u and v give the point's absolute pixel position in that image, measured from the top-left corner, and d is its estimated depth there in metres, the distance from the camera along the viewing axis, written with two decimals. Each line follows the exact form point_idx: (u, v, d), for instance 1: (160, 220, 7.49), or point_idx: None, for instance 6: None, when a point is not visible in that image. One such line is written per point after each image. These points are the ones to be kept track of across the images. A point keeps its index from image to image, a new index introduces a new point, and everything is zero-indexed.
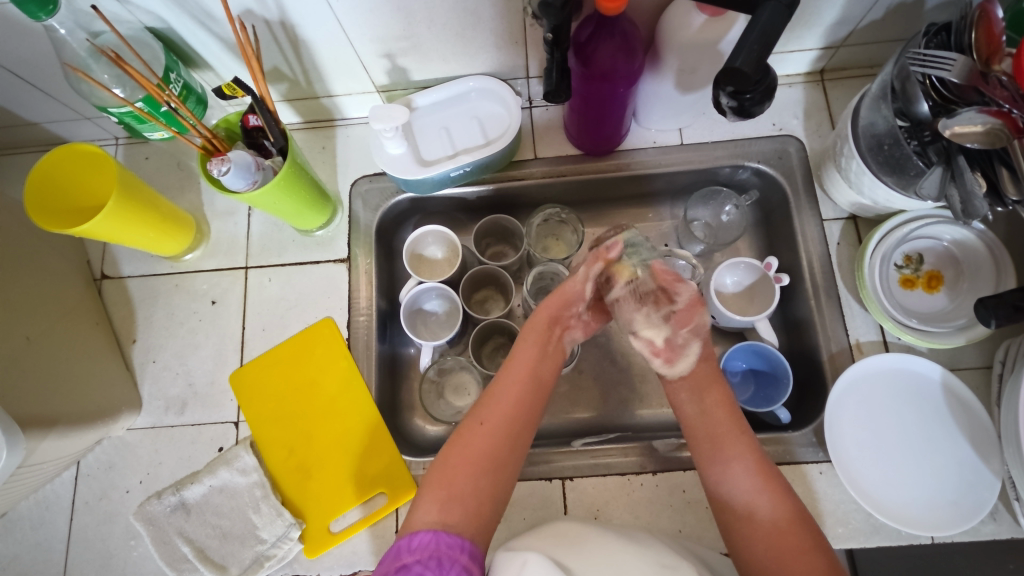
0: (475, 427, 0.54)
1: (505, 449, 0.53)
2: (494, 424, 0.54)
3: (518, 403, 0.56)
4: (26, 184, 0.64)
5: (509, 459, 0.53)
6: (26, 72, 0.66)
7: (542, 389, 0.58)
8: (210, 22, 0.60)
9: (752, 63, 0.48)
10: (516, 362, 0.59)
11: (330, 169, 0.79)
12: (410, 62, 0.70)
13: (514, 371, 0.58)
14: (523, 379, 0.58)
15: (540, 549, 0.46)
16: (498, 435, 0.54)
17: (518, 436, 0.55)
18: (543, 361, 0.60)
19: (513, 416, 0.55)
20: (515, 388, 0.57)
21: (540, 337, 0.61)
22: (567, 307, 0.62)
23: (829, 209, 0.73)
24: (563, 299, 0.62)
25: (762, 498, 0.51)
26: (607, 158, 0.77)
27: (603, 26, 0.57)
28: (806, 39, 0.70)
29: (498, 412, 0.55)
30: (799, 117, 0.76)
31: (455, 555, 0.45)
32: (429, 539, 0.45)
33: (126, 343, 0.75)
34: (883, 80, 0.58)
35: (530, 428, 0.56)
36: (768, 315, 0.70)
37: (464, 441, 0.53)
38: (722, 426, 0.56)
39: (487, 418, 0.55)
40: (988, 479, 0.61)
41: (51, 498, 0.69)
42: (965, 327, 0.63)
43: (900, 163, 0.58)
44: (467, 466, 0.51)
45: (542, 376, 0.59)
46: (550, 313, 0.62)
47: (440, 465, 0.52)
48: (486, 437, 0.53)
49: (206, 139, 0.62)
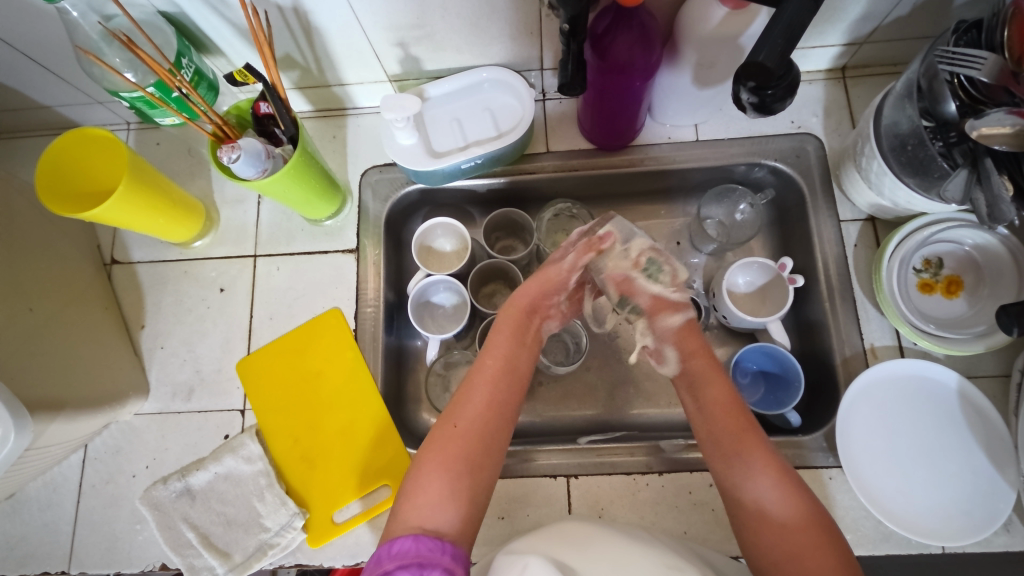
0: (449, 429, 0.53)
1: (481, 449, 0.52)
2: (468, 424, 0.53)
3: (493, 400, 0.55)
4: (35, 176, 0.64)
5: (486, 459, 0.51)
6: (39, 55, 0.66)
7: (518, 385, 0.57)
8: (222, 7, 0.59)
9: (776, 57, 0.47)
10: (491, 358, 0.58)
11: (340, 158, 0.79)
12: (423, 51, 0.69)
13: (488, 368, 0.57)
14: (497, 377, 0.56)
15: (542, 549, 0.45)
16: (472, 434, 0.52)
17: (493, 437, 0.53)
18: (516, 356, 0.58)
19: (487, 416, 0.53)
20: (489, 386, 0.55)
21: (515, 332, 0.60)
22: (546, 296, 0.63)
23: (847, 209, 0.72)
24: (544, 286, 0.63)
25: (777, 501, 0.49)
26: (621, 153, 0.76)
27: (622, 18, 0.56)
28: (829, 35, 0.68)
29: (474, 410, 0.54)
30: (818, 115, 0.75)
31: (437, 557, 0.43)
32: (410, 545, 0.44)
33: (135, 328, 0.75)
34: (908, 77, 0.56)
35: (507, 425, 0.54)
36: (781, 317, 0.69)
37: (439, 445, 0.52)
38: (733, 426, 0.54)
39: (461, 419, 0.53)
40: (1004, 490, 0.60)
41: (59, 480, 0.70)
42: (984, 335, 0.62)
43: (924, 165, 0.57)
44: (442, 471, 0.50)
45: (513, 372, 0.57)
46: (526, 302, 0.62)
47: (417, 472, 0.50)
48: (459, 439, 0.52)
49: (217, 126, 0.62)
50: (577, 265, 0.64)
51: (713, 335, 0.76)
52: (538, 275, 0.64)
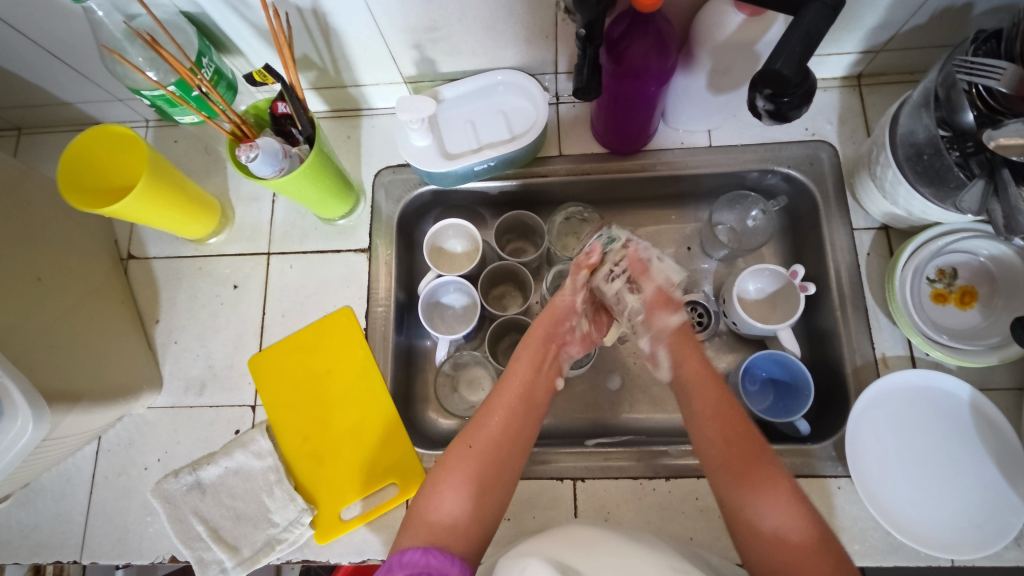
0: (462, 449, 0.54)
1: (493, 471, 0.53)
2: (482, 447, 0.54)
3: (508, 423, 0.56)
4: (58, 179, 0.65)
5: (497, 483, 0.53)
6: (62, 52, 0.67)
7: (535, 410, 0.58)
8: (244, 8, 0.60)
9: (793, 65, 0.46)
10: (509, 384, 0.59)
11: (354, 158, 0.80)
12: (439, 53, 0.70)
13: (504, 394, 0.58)
14: (514, 400, 0.58)
15: (545, 552, 0.45)
16: (486, 458, 0.53)
17: (505, 463, 0.54)
18: (535, 382, 0.60)
19: (501, 440, 0.55)
20: (505, 410, 0.57)
21: (534, 356, 0.61)
22: (561, 325, 0.64)
23: (860, 218, 0.71)
24: (554, 317, 0.64)
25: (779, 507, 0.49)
26: (633, 157, 0.76)
27: (638, 23, 0.56)
28: (845, 43, 0.68)
29: (488, 433, 0.55)
30: (832, 122, 0.74)
31: (446, 568, 0.44)
32: (419, 557, 0.44)
33: (150, 323, 0.76)
34: (926, 87, 0.56)
35: (523, 448, 0.56)
36: (791, 324, 0.69)
37: (450, 468, 0.53)
38: (730, 429, 0.54)
39: (476, 440, 0.55)
40: (1016, 503, 0.59)
41: (73, 471, 0.71)
42: (998, 346, 0.61)
43: (940, 174, 0.56)
44: (454, 492, 0.51)
45: (530, 402, 0.58)
46: (543, 330, 0.63)
47: (429, 491, 0.52)
48: (473, 461, 0.53)
49: (236, 125, 0.63)
50: (577, 287, 0.64)
51: (722, 341, 0.76)
52: (546, 307, 0.65)
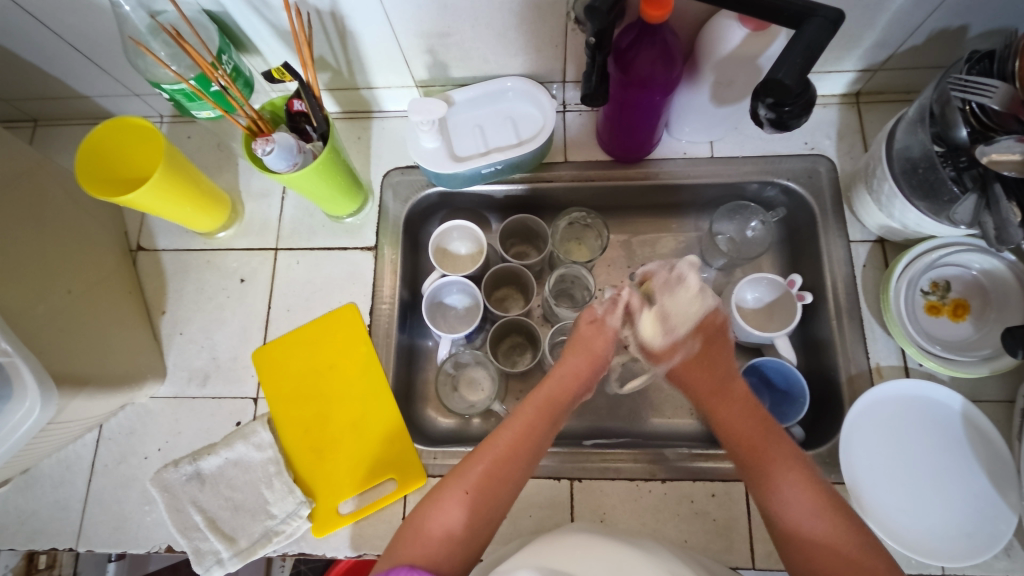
0: (457, 491, 0.51)
1: (485, 515, 0.50)
2: (477, 489, 0.51)
3: (505, 468, 0.53)
4: (80, 174, 0.66)
5: (483, 531, 0.50)
6: (84, 46, 0.69)
7: (535, 457, 0.55)
8: (266, 10, 0.62)
9: (795, 75, 0.47)
10: (515, 426, 0.56)
11: (363, 158, 0.81)
12: (451, 58, 0.72)
13: (505, 435, 0.55)
14: (514, 447, 0.54)
15: (535, 560, 0.45)
16: (478, 506, 0.51)
17: (496, 510, 0.51)
18: (541, 428, 0.57)
19: (496, 485, 0.52)
20: (505, 453, 0.54)
21: (548, 406, 0.58)
22: (591, 374, 0.62)
23: (857, 230, 0.73)
24: (592, 360, 0.62)
25: (810, 514, 0.50)
26: (635, 166, 0.78)
27: (646, 34, 0.58)
28: (845, 61, 0.71)
29: (481, 477, 0.52)
30: (831, 137, 0.76)
31: None
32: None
33: (156, 314, 0.77)
34: (921, 104, 0.58)
35: (518, 488, 0.53)
36: (788, 333, 0.71)
37: (446, 502, 0.50)
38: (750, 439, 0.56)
39: (472, 484, 0.52)
40: (1006, 513, 0.60)
41: (73, 458, 0.71)
42: (990, 358, 0.63)
43: (934, 188, 0.59)
44: (440, 539, 0.48)
45: (533, 449, 0.55)
46: (574, 375, 0.61)
47: (420, 520, 0.50)
48: (465, 504, 0.50)
49: (252, 120, 0.64)
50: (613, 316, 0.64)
51: None
52: (583, 347, 0.63)
